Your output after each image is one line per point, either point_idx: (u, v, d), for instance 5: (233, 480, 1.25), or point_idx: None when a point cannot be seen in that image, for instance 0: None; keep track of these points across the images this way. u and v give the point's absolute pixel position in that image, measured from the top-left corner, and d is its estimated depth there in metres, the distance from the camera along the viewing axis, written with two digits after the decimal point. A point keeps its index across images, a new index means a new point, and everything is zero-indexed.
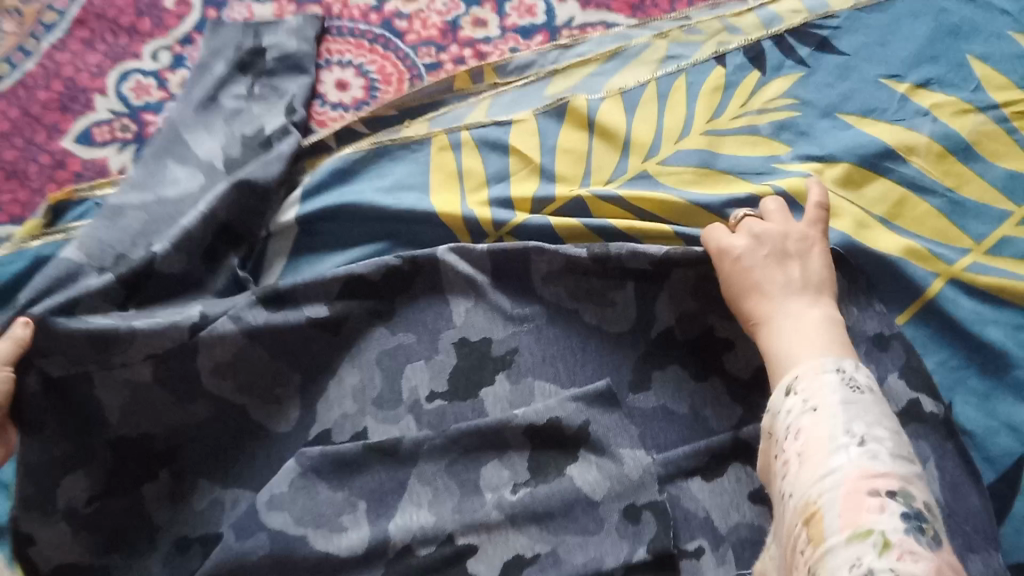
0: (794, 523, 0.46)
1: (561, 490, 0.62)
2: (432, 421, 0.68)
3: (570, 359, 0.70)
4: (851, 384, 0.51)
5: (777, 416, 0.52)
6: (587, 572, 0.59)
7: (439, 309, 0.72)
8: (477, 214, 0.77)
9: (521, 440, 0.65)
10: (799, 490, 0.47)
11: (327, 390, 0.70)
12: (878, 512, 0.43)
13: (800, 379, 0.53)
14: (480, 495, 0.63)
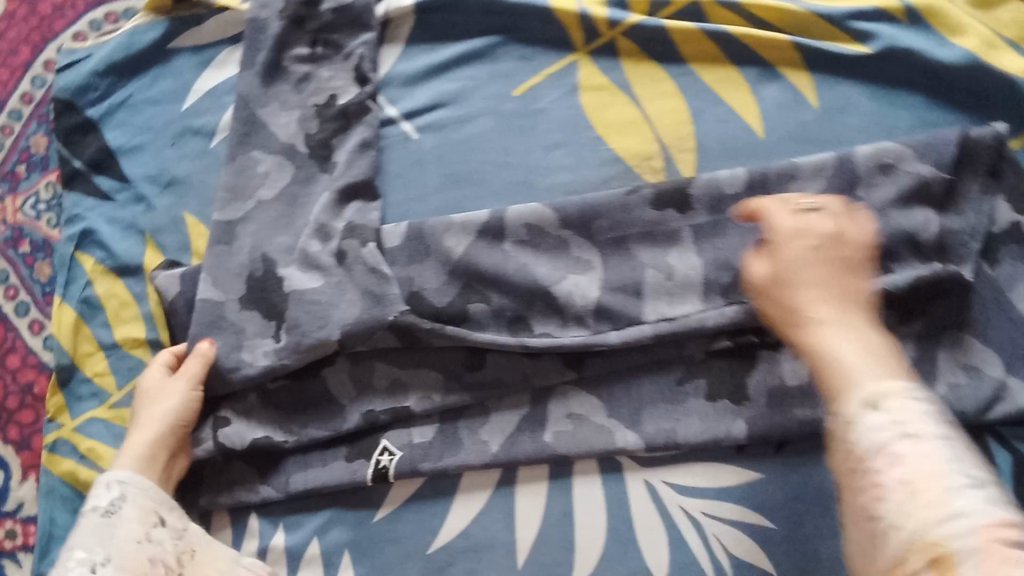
0: (901, 559, 0.42)
1: (647, 275, 0.70)
2: (530, 222, 0.72)
3: (660, 199, 0.71)
4: (940, 421, 0.45)
5: (862, 432, 0.46)
6: (668, 359, 0.69)
7: (539, 147, 0.76)
8: (592, 15, 0.78)
9: (609, 236, 0.71)
10: (909, 526, 0.42)
11: (447, 186, 0.77)
12: (1022, 564, 0.39)
13: (889, 398, 0.46)
14: (568, 276, 0.71)
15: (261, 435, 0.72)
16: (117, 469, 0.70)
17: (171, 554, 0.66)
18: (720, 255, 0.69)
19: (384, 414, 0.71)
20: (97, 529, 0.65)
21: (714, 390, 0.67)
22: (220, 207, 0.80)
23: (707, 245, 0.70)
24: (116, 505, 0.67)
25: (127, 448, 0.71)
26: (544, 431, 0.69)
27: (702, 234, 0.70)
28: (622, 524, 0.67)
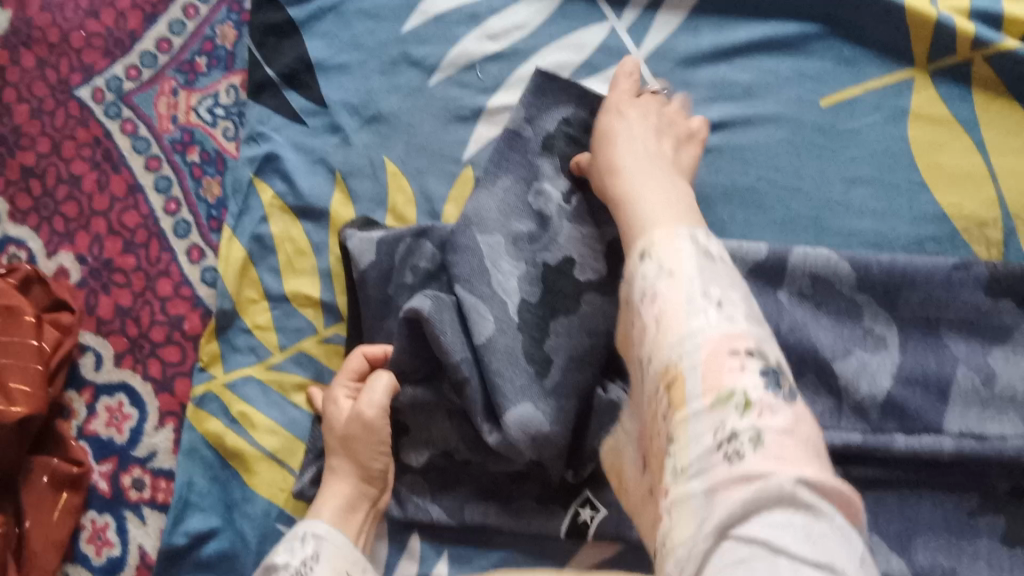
0: (656, 386, 0.44)
1: (960, 377, 0.56)
2: (821, 278, 0.59)
3: (990, 292, 0.56)
4: (702, 249, 0.47)
5: (634, 280, 0.48)
6: (960, 483, 0.56)
7: (837, 179, 0.62)
8: (956, 29, 0.62)
9: (914, 318, 0.57)
10: (664, 353, 0.44)
11: (715, 202, 0.64)
12: (737, 369, 0.41)
13: (655, 244, 0.49)
14: (854, 357, 0.57)
15: (440, 452, 0.63)
16: (314, 522, 0.59)
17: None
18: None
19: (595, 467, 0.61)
20: None
21: (1011, 534, 0.54)
22: (473, 148, 0.70)
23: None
24: (307, 565, 0.55)
25: (324, 496, 0.60)
26: None
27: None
28: None
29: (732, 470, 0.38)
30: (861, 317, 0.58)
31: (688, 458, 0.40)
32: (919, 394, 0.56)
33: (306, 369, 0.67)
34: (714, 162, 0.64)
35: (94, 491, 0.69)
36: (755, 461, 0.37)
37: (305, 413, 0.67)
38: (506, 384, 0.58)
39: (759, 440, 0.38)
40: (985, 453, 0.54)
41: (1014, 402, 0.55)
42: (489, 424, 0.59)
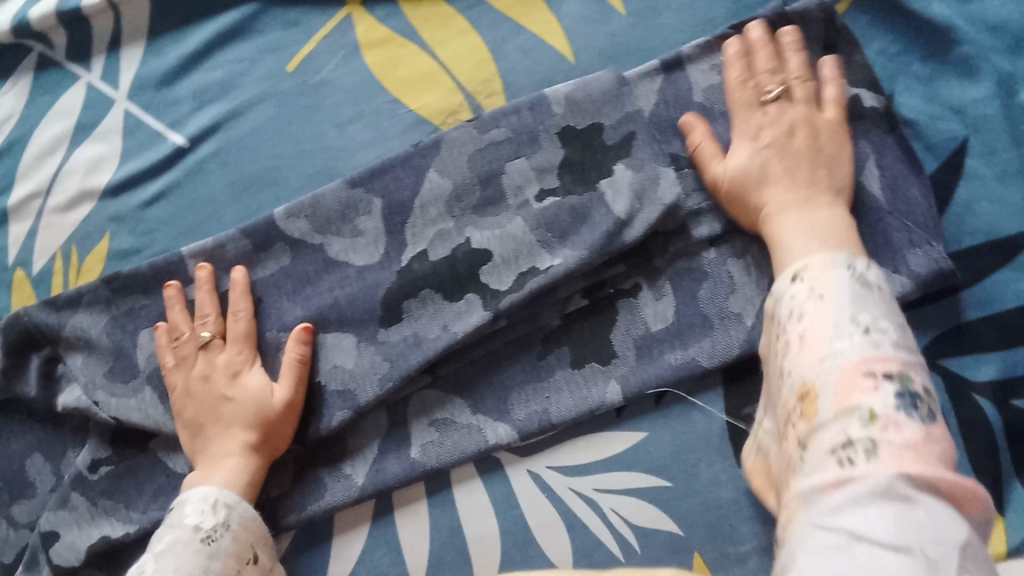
0: (789, 401, 0.44)
1: (487, 240, 0.62)
2: (344, 214, 0.64)
3: (473, 168, 0.63)
4: (582, 404, 0.60)
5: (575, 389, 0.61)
6: (523, 336, 0.62)
7: (328, 128, 0.67)
8: None
9: (440, 213, 0.63)
10: (800, 367, 0.44)
11: (241, 196, 0.67)
12: (870, 391, 0.39)
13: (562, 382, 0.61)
14: (398, 263, 0.63)
15: (97, 536, 0.63)
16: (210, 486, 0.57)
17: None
18: (572, 197, 0.62)
19: None
20: (193, 556, 0.53)
21: (579, 357, 0.61)
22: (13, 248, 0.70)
23: (559, 173, 0.63)
24: (218, 533, 0.55)
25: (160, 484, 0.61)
26: (410, 446, 0.62)
27: (546, 172, 0.63)
28: (512, 522, 0.61)
29: (838, 472, 0.38)
30: (388, 219, 0.64)
31: (811, 379, 0.43)
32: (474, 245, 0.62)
33: None
34: (224, 161, 0.68)
35: None
36: (861, 468, 0.37)
37: None
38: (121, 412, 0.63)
39: (874, 450, 0.37)
40: (532, 295, 0.60)
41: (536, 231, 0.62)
42: (163, 455, 0.64)
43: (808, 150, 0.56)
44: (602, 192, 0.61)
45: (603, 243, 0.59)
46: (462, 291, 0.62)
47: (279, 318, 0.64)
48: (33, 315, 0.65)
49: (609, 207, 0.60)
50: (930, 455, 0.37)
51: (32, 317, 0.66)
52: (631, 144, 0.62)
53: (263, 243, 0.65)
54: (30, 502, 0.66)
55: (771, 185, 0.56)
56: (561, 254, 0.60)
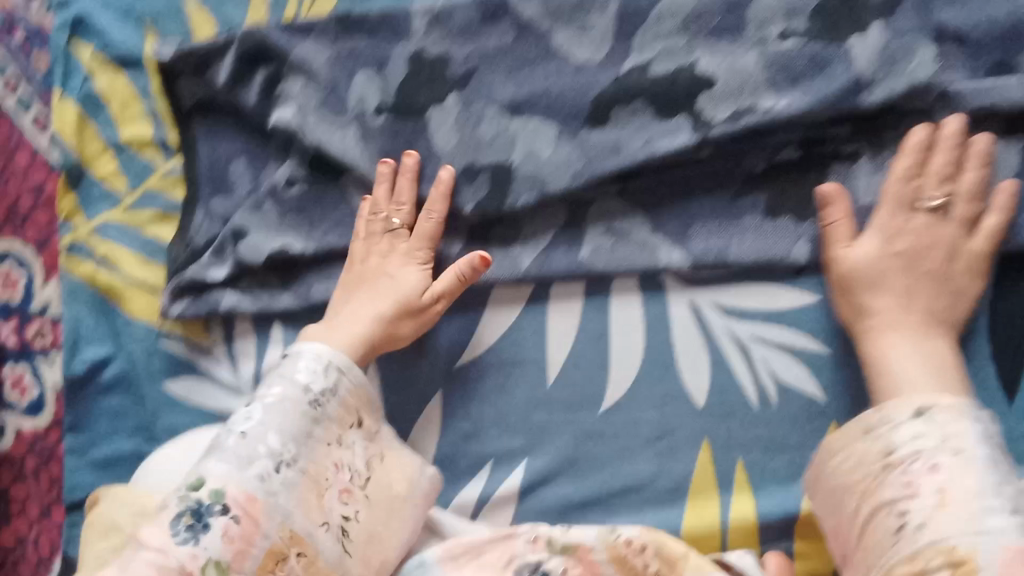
0: (915, 561, 0.46)
1: (718, 68, 0.61)
2: (580, 7, 0.63)
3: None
4: (762, 256, 0.61)
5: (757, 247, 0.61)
6: (722, 172, 0.62)
7: None
8: None
9: (677, 30, 0.62)
10: (947, 527, 0.46)
11: None
12: None
13: (749, 230, 0.61)
14: (621, 66, 0.62)
15: (278, 246, 0.68)
16: (312, 342, 0.61)
17: (362, 459, 0.59)
18: (816, 46, 0.60)
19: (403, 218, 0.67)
20: (299, 420, 0.57)
21: (774, 209, 0.61)
22: None
23: (809, 18, 0.61)
24: (324, 399, 0.58)
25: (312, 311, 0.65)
26: (581, 246, 0.63)
27: (795, 14, 0.61)
28: (656, 342, 0.63)
29: None
30: (620, 22, 0.63)
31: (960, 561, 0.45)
32: (703, 69, 0.61)
33: (154, 204, 0.73)
34: None
35: (7, 347, 0.78)
36: None
37: (163, 242, 0.73)
38: (329, 147, 0.66)
39: None
40: (747, 130, 0.60)
41: (771, 71, 0.60)
42: (356, 191, 0.68)
43: (934, 276, 0.56)
44: (855, 48, 0.59)
45: (838, 98, 0.58)
46: (682, 109, 0.61)
47: (490, 94, 0.64)
48: (267, 33, 0.67)
49: (852, 62, 0.58)
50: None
51: (266, 34, 0.67)
52: (894, 9, 0.60)
53: (493, 18, 0.65)
54: (228, 200, 0.71)
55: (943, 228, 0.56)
56: (787, 97, 0.59)
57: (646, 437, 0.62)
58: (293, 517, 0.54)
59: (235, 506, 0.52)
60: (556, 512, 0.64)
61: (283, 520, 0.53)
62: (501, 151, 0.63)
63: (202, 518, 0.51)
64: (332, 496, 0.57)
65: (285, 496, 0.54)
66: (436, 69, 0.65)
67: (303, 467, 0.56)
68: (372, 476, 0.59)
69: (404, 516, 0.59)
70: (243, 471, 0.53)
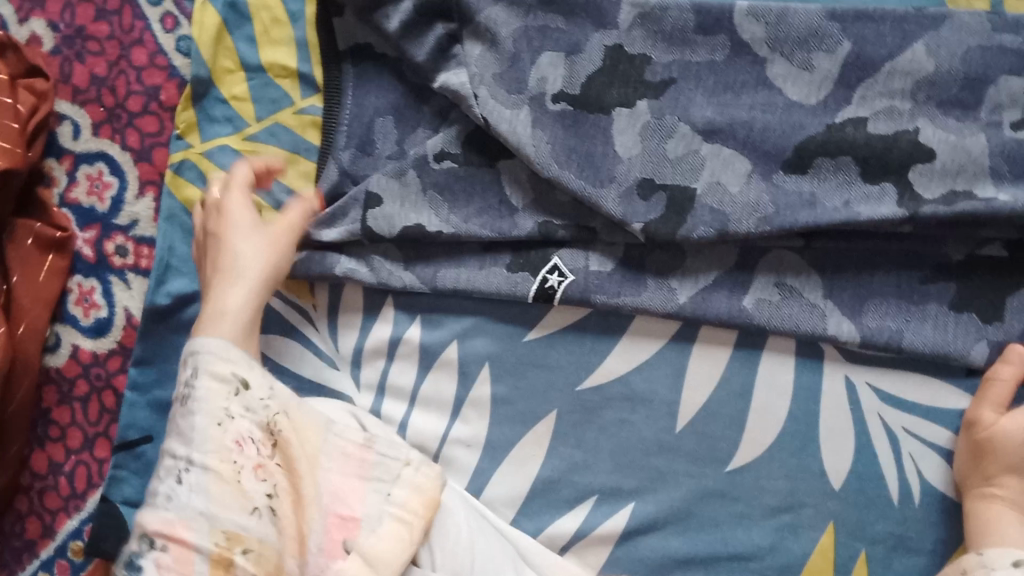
0: None
1: (938, 141, 0.57)
2: (804, 41, 0.59)
3: (961, 62, 0.57)
4: (940, 351, 0.56)
5: (933, 344, 0.56)
6: (914, 252, 0.58)
7: None
8: None
9: (904, 90, 0.58)
10: None
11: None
12: None
13: (931, 320, 0.57)
14: (833, 115, 0.59)
15: (413, 225, 0.63)
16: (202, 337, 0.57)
17: (260, 429, 0.55)
18: None
19: (556, 216, 0.62)
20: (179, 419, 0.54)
21: (961, 302, 0.57)
22: None
23: None
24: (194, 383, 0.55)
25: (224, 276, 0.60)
26: (745, 294, 0.59)
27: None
28: (803, 412, 0.59)
29: None
30: (847, 68, 0.59)
31: None
32: (923, 140, 0.57)
33: (282, 141, 0.68)
34: None
35: (78, 258, 0.70)
36: None
37: (279, 182, 0.67)
38: (501, 125, 0.62)
39: None
40: (958, 217, 0.55)
41: (995, 158, 0.56)
42: (510, 180, 0.63)
43: None
44: None
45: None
46: (893, 176, 0.57)
47: (686, 110, 0.61)
48: None
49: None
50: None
51: None
52: None
53: (708, 32, 0.61)
54: (365, 158, 0.66)
55: None
56: (1006, 192, 0.55)
57: (769, 508, 0.58)
58: (219, 517, 0.52)
59: (160, 536, 0.51)
60: (653, 564, 0.60)
61: (212, 526, 0.52)
62: (684, 172, 0.60)
63: (134, 561, 0.51)
64: (248, 480, 0.54)
65: (198, 498, 0.52)
66: (636, 70, 0.62)
67: (205, 463, 0.53)
68: (274, 441, 0.56)
69: (315, 477, 0.57)
70: (168, 506, 0.52)
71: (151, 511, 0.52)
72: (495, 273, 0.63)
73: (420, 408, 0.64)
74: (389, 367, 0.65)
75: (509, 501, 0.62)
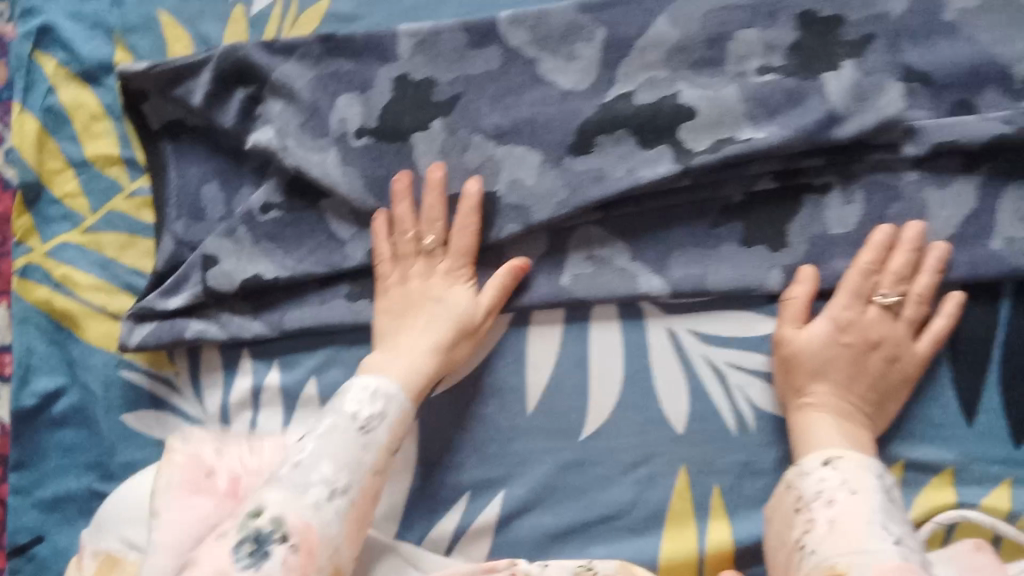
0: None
1: (697, 98, 0.62)
2: (565, 35, 0.65)
3: (701, 26, 0.63)
4: (742, 284, 0.61)
5: (735, 279, 0.61)
6: (701, 200, 0.63)
7: None
8: None
9: (658, 60, 0.64)
10: (822, 550, 0.49)
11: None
12: None
13: (728, 258, 0.61)
14: (602, 95, 0.64)
15: (252, 275, 0.67)
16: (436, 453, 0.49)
17: None
18: (789, 80, 0.61)
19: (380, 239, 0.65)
20: (351, 444, 0.55)
21: (748, 236, 0.62)
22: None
23: (787, 54, 0.62)
24: (372, 423, 0.57)
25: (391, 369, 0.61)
26: (562, 273, 0.63)
27: (773, 50, 0.62)
28: (636, 369, 0.63)
29: None
30: (605, 52, 0.64)
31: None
32: (685, 100, 0.62)
33: (119, 227, 0.71)
34: None
35: None
36: None
37: (123, 263, 0.71)
38: (311, 167, 0.65)
39: None
40: (726, 161, 0.60)
41: (749, 103, 0.61)
42: (333, 216, 0.67)
43: (871, 374, 0.57)
44: (827, 82, 0.60)
45: (812, 130, 0.59)
46: (664, 137, 0.62)
47: (476, 121, 0.65)
48: (252, 51, 0.68)
49: (826, 96, 0.60)
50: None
51: (246, 54, 0.68)
52: (866, 46, 0.61)
53: (479, 46, 0.66)
54: (198, 225, 0.69)
55: (880, 325, 0.58)
56: (764, 130, 0.60)
57: (624, 465, 0.62)
58: (340, 553, 0.51)
59: (296, 536, 0.49)
60: (533, 543, 0.62)
61: (336, 553, 0.51)
62: (484, 176, 0.64)
63: (262, 545, 0.48)
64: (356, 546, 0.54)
65: (335, 523, 0.52)
66: (424, 95, 0.66)
67: (353, 491, 0.54)
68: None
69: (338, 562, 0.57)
70: (300, 499, 0.51)
71: (291, 497, 0.51)
72: (338, 303, 0.67)
73: None
74: (256, 416, 0.68)
75: (391, 514, 0.64)
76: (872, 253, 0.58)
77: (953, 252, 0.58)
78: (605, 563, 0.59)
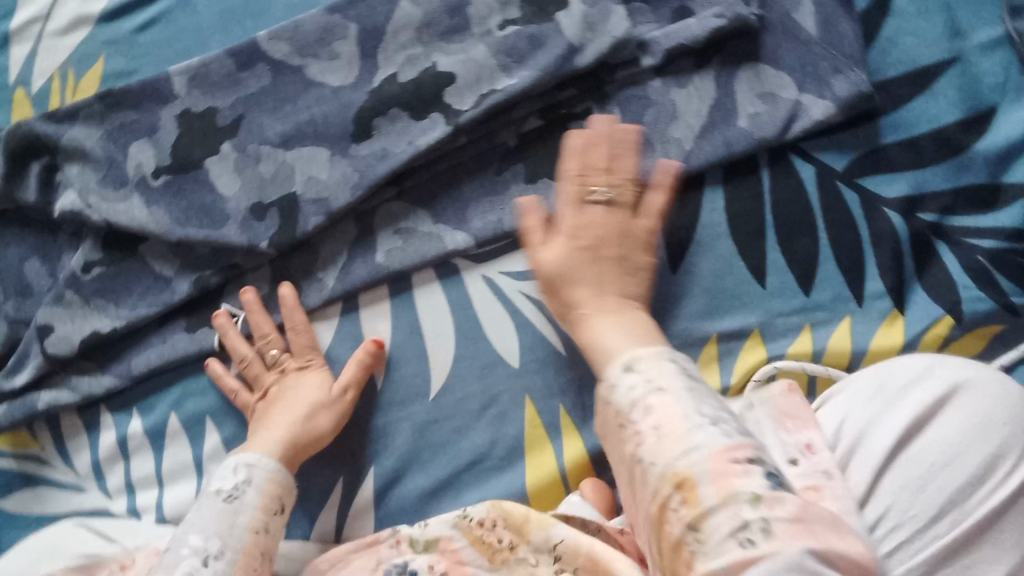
0: (659, 489, 0.46)
1: (452, 63, 0.67)
2: (322, 37, 0.69)
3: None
4: None
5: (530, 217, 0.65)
6: (480, 152, 0.67)
7: None
8: None
9: (410, 39, 0.68)
10: (663, 460, 0.46)
11: (234, 27, 0.73)
12: (744, 475, 0.43)
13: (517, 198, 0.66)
14: (369, 83, 0.68)
15: (90, 332, 0.69)
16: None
17: None
18: (527, 27, 0.66)
19: (202, 265, 0.69)
20: (221, 514, 0.56)
21: (532, 173, 0.66)
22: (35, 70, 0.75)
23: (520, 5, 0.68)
24: (240, 489, 0.58)
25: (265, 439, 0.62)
26: (375, 252, 0.67)
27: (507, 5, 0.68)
28: (464, 320, 0.67)
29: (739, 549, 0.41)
30: (361, 44, 0.69)
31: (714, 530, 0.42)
32: (442, 67, 0.67)
33: None
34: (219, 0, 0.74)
35: None
36: (759, 540, 0.41)
37: None
38: (121, 219, 0.68)
39: (767, 527, 0.41)
40: (489, 111, 0.65)
41: (499, 56, 0.66)
42: (155, 258, 0.70)
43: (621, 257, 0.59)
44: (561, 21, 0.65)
45: (557, 65, 0.64)
46: (431, 105, 0.66)
47: (261, 135, 0.69)
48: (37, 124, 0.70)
49: (561, 32, 0.65)
50: (811, 522, 0.41)
51: (31, 128, 0.70)
52: None
53: (247, 68, 0.70)
54: (28, 301, 0.71)
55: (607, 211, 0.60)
56: (517, 76, 0.65)
57: (475, 411, 0.65)
58: None
59: None
60: (411, 507, 0.65)
61: None
62: (280, 183, 0.68)
63: None
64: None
65: None
66: (208, 124, 0.70)
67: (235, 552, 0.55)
68: None
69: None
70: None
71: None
72: (179, 337, 0.69)
73: (169, 487, 0.68)
74: (128, 466, 0.69)
75: None
76: (575, 151, 0.61)
77: (705, 142, 0.64)
78: (478, 508, 0.60)
